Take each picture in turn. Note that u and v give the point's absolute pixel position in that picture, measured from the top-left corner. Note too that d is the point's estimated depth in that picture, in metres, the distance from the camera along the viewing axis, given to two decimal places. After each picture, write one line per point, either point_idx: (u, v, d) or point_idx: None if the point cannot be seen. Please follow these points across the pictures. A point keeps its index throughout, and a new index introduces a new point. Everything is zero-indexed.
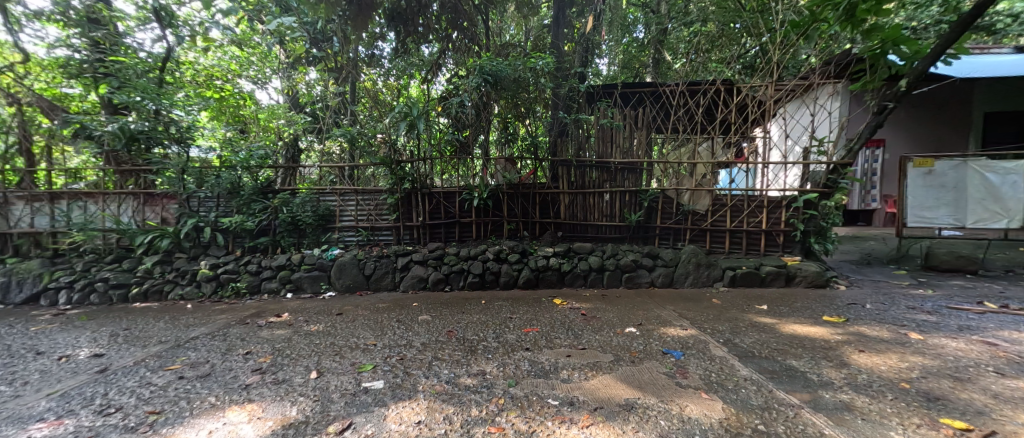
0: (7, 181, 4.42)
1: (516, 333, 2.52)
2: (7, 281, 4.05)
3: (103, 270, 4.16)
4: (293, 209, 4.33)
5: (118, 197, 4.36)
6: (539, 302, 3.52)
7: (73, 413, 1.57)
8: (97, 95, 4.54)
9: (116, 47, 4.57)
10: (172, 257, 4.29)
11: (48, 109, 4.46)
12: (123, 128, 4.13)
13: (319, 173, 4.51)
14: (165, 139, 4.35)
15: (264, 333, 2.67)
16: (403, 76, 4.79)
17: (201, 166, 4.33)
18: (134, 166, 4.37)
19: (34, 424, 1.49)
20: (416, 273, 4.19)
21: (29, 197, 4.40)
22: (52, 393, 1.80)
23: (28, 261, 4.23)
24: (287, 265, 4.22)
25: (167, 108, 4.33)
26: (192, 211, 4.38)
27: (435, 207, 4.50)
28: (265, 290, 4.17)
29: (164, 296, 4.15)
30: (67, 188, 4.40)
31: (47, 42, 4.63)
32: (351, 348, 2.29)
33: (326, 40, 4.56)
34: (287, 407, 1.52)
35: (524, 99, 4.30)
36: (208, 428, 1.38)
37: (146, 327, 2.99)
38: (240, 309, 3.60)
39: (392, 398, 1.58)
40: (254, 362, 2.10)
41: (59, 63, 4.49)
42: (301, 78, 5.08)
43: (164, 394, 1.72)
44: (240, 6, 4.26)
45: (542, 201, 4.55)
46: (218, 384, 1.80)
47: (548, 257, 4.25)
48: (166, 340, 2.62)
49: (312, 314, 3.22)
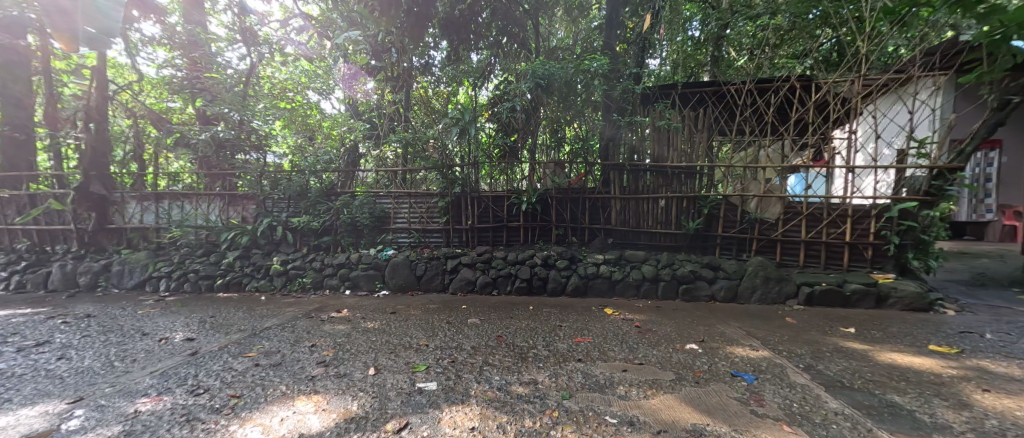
0: (123, 183, 5.13)
1: (567, 343, 2.45)
2: (122, 269, 4.72)
3: (195, 262, 4.71)
4: (352, 211, 4.62)
5: (208, 197, 4.89)
6: (588, 311, 3.41)
7: (171, 391, 1.77)
8: (193, 108, 5.15)
9: (210, 66, 5.22)
10: (249, 253, 4.75)
11: (156, 121, 5.28)
12: (213, 137, 4.73)
13: (375, 177, 4.72)
14: (246, 146, 4.95)
15: (327, 328, 2.85)
16: (452, 83, 4.93)
17: (275, 171, 4.76)
18: (222, 171, 4.89)
19: (141, 398, 1.70)
20: (464, 276, 4.28)
21: (140, 197, 5.05)
22: (155, 371, 2.05)
23: (137, 252, 4.90)
24: (346, 264, 4.50)
25: (249, 118, 5.01)
26: (267, 211, 4.81)
27: (483, 210, 4.57)
28: (326, 286, 4.48)
29: (242, 287, 4.61)
30: (167, 190, 5.01)
31: (157, 63, 5.39)
32: (405, 347, 2.36)
33: (385, 52, 4.81)
34: (349, 401, 1.59)
35: (572, 101, 4.20)
36: (281, 416, 1.48)
37: (228, 316, 3.32)
38: (305, 303, 3.87)
39: (446, 401, 1.59)
40: (319, 355, 2.24)
41: (164, 81, 5.17)
42: (361, 89, 5.38)
43: (243, 379, 1.88)
44: None
45: (592, 206, 4.45)
46: (289, 374, 1.94)
47: (597, 265, 4.14)
48: (244, 328, 2.89)
49: (368, 312, 3.39)
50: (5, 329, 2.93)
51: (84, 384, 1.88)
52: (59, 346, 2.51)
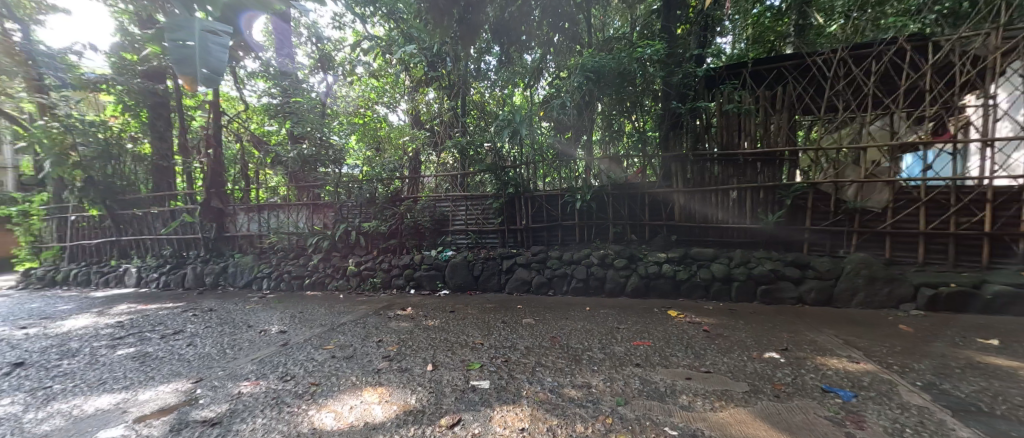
0: (236, 197, 6.03)
1: (624, 346, 2.33)
2: (236, 270, 5.62)
3: (289, 264, 5.42)
4: (415, 215, 4.94)
5: (296, 208, 5.55)
6: (650, 313, 3.22)
7: (266, 376, 2.05)
8: (285, 130, 5.90)
9: (297, 92, 5.96)
10: (331, 255, 5.32)
11: (257, 143, 6.15)
12: (301, 154, 5.51)
13: (436, 182, 4.95)
14: (327, 161, 5.59)
15: (393, 325, 3.07)
16: (507, 87, 4.96)
17: (349, 181, 5.26)
18: (307, 183, 5.53)
19: (244, 381, 1.99)
20: (520, 276, 4.36)
21: (248, 209, 5.87)
22: (255, 358, 2.39)
23: (246, 256, 5.77)
24: (410, 264, 4.82)
25: (329, 134, 5.75)
26: (343, 218, 5.34)
27: (537, 210, 4.57)
28: (394, 286, 4.84)
29: (325, 286, 5.18)
30: (265, 202, 5.80)
31: (257, 94, 6.33)
32: (461, 345, 2.44)
33: (440, 62, 5.13)
34: (408, 394, 1.69)
35: (633, 92, 3.96)
36: (350, 404, 1.62)
37: (313, 312, 3.75)
38: (376, 301, 4.21)
39: (497, 400, 1.61)
40: (384, 349, 2.42)
41: (263, 108, 6.04)
42: (421, 99, 5.69)
43: (321, 369, 2.10)
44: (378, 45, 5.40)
45: (652, 202, 4.18)
46: (359, 366, 2.12)
47: (658, 264, 3.90)
48: (325, 323, 3.24)
49: (430, 310, 3.58)
50: (155, 319, 3.65)
51: (205, 367, 2.26)
52: (189, 335, 3.06)
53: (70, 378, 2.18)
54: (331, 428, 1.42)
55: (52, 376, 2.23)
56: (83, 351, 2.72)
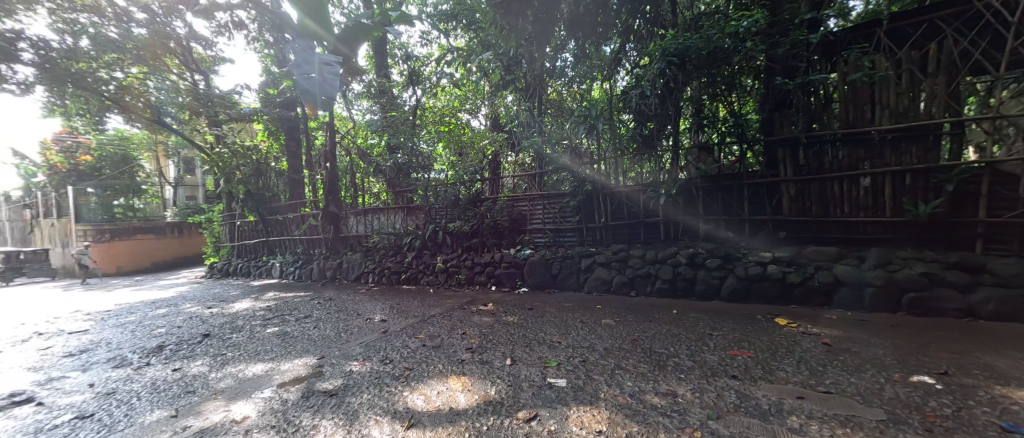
0: (347, 202, 7.04)
1: (718, 355, 2.10)
2: (349, 266, 6.57)
3: (389, 260, 6.13)
4: (495, 215, 5.15)
5: (394, 211, 6.24)
6: (751, 319, 2.85)
7: (370, 358, 2.35)
8: (382, 142, 6.61)
9: (392, 107, 6.70)
10: (422, 253, 5.86)
11: (362, 155, 7.05)
12: (396, 163, 6.09)
13: (514, 182, 5.09)
14: (419, 168, 6.15)
15: (476, 319, 3.25)
16: (585, 81, 4.94)
17: (436, 185, 5.72)
18: (401, 189, 6.16)
19: (354, 361, 2.32)
20: (600, 275, 4.28)
21: (357, 213, 6.79)
22: (363, 342, 2.76)
23: (355, 254, 6.69)
24: (492, 262, 5.05)
25: (418, 144, 6.31)
26: (431, 219, 5.82)
27: (617, 207, 4.38)
28: (477, 282, 5.14)
29: (418, 281, 5.75)
30: (370, 206, 6.64)
31: (362, 112, 7.31)
32: (539, 342, 2.47)
33: (516, 65, 5.16)
34: (488, 386, 1.78)
35: (728, 73, 3.54)
36: (437, 390, 1.77)
37: (408, 304, 4.18)
38: (461, 296, 4.51)
39: (574, 399, 1.60)
40: (467, 342, 2.58)
41: (367, 124, 6.94)
42: (500, 103, 5.82)
43: (414, 356, 2.34)
44: (460, 55, 5.81)
45: (753, 194, 3.68)
46: (445, 355, 2.30)
47: (763, 265, 3.43)
48: (418, 315, 3.58)
49: (509, 306, 3.70)
50: (292, 305, 4.47)
51: (326, 347, 2.69)
52: (315, 319, 3.67)
53: (237, 348, 2.80)
54: (421, 409, 1.57)
55: (226, 346, 2.88)
56: (245, 328, 3.46)
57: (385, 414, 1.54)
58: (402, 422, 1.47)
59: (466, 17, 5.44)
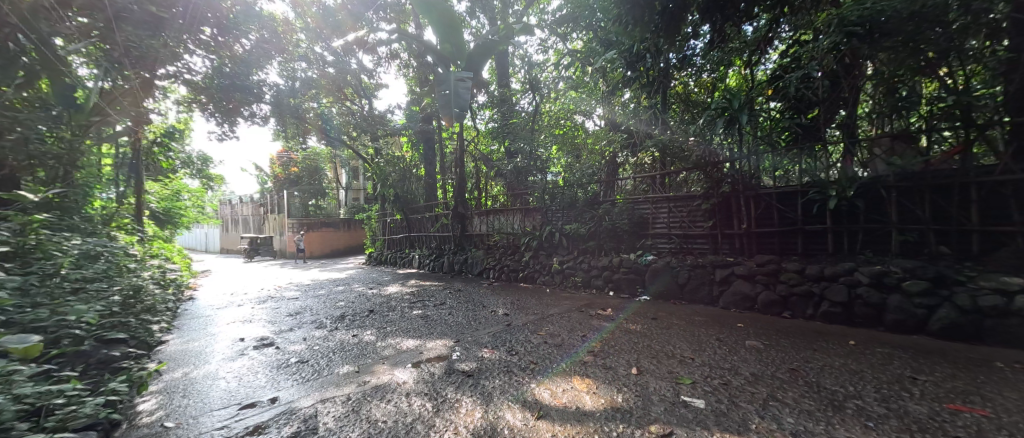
0: (472, 204, 7.80)
1: (927, 407, 1.60)
2: (473, 261, 7.26)
3: (508, 258, 6.57)
4: (613, 218, 4.99)
5: (512, 212, 6.64)
6: (985, 367, 2.08)
7: (498, 347, 2.56)
8: (504, 147, 7.15)
9: (511, 114, 7.13)
10: (538, 253, 6.09)
11: (485, 160, 7.71)
12: (516, 167, 6.47)
13: (634, 184, 4.87)
14: (535, 170, 6.35)
15: (595, 322, 3.22)
16: (717, 69, 4.48)
17: (553, 187, 5.86)
18: (519, 191, 6.51)
19: (484, 348, 2.57)
20: (739, 289, 3.76)
21: (480, 214, 7.47)
22: (491, 332, 3.03)
23: (478, 251, 7.36)
24: (609, 266, 4.94)
25: (535, 148, 6.54)
26: (548, 220, 5.98)
27: (765, 211, 3.77)
28: (594, 286, 5.09)
29: (535, 280, 5.99)
30: (491, 207, 7.21)
31: (485, 121, 7.96)
32: (668, 355, 2.30)
33: (639, 60, 4.57)
34: (614, 392, 1.75)
35: (939, 36, 2.63)
36: (561, 387, 1.82)
37: (527, 301, 4.39)
38: (578, 298, 4.52)
39: (716, 424, 1.44)
40: (589, 344, 2.57)
41: (489, 132, 7.55)
42: (617, 101, 5.65)
43: (538, 351, 2.45)
44: (579, 58, 5.81)
45: (987, 195, 2.66)
46: (567, 355, 2.34)
47: (1006, 295, 2.46)
48: (537, 312, 3.73)
49: (630, 313, 3.54)
50: (430, 292, 5.18)
51: (460, 332, 3.05)
52: (448, 306, 4.17)
53: (393, 324, 3.39)
54: (549, 403, 1.64)
55: (385, 321, 3.53)
56: (397, 308, 4.16)
57: (516, 401, 1.67)
58: (533, 412, 1.56)
59: (584, 19, 5.44)
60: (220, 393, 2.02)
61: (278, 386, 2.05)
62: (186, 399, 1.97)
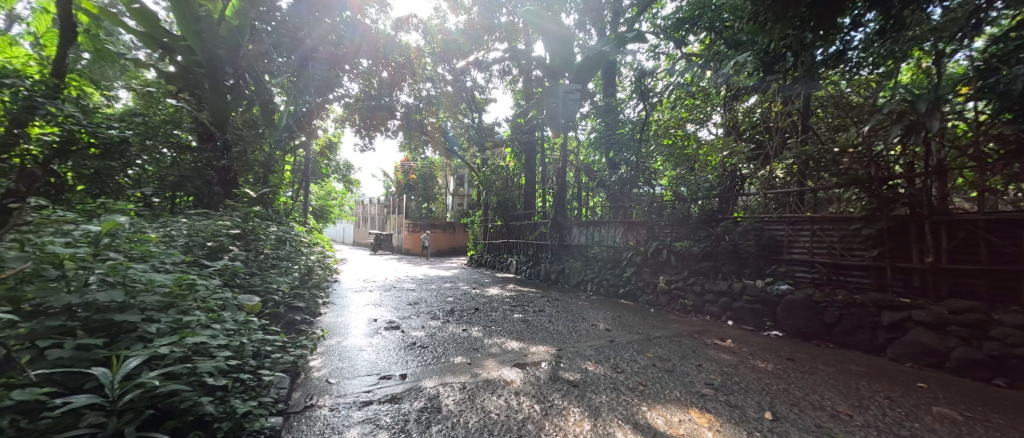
0: (571, 214, 7.83)
1: None
2: (570, 272, 7.22)
3: (607, 272, 6.36)
4: (735, 238, 4.46)
5: (613, 224, 6.52)
6: None
7: (602, 362, 2.51)
8: (607, 158, 7.00)
9: (619, 124, 6.87)
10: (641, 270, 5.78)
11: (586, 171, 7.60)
12: (620, 177, 6.24)
13: (761, 201, 4.38)
14: (641, 182, 6.11)
15: (713, 352, 2.91)
16: (885, 62, 3.53)
17: (661, 201, 5.50)
18: (624, 203, 6.29)
19: (587, 361, 2.54)
20: (918, 339, 2.97)
21: (579, 225, 7.48)
22: (593, 345, 2.98)
23: (576, 262, 7.31)
24: (728, 292, 4.44)
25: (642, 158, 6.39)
26: (654, 236, 5.64)
27: (964, 244, 2.92)
28: (708, 312, 4.62)
29: (636, 298, 5.69)
30: (591, 219, 7.14)
31: (588, 131, 7.90)
32: (814, 406, 1.94)
33: (778, 60, 3.89)
34: (742, 434, 1.56)
35: None
36: (677, 417, 1.70)
37: (630, 318, 4.20)
38: (688, 323, 4.13)
39: None
40: (707, 376, 2.33)
41: (592, 142, 7.44)
42: (740, 107, 5.16)
43: (647, 373, 2.33)
44: (696, 64, 5.29)
45: None
46: (681, 383, 2.17)
47: None
48: (642, 332, 3.53)
49: (757, 349, 3.10)
50: (529, 298, 5.32)
51: (562, 341, 3.07)
52: (548, 314, 4.24)
53: (497, 324, 3.60)
54: (664, 431, 1.55)
55: (490, 320, 3.77)
56: (500, 309, 4.41)
57: (627, 422, 1.61)
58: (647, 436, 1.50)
59: (706, 20, 5.14)
60: (364, 362, 2.43)
61: (406, 365, 2.37)
62: (341, 362, 2.43)
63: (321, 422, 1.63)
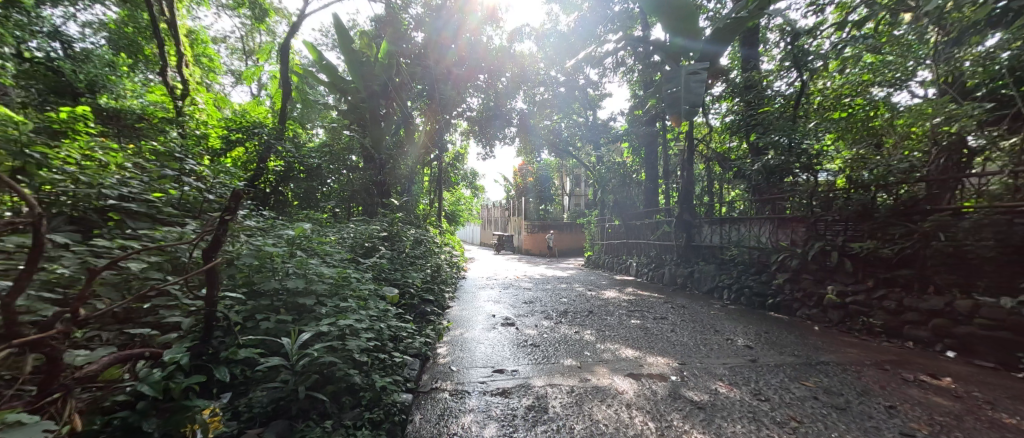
0: (702, 212, 6.91)
1: None
2: (701, 277, 6.35)
3: (750, 279, 5.36)
4: (958, 237, 3.18)
5: (759, 221, 5.49)
6: None
7: (738, 386, 2.12)
8: (748, 143, 5.89)
9: (762, 102, 5.66)
10: (799, 277, 4.68)
11: (720, 160, 6.56)
12: (765, 165, 5.20)
13: (1010, 182, 3.01)
14: (797, 168, 4.94)
15: (915, 393, 2.14)
16: None
17: (828, 190, 4.33)
18: (773, 196, 5.22)
19: (719, 381, 2.19)
20: None
21: (713, 223, 6.55)
22: (726, 363, 2.55)
23: (709, 265, 6.39)
24: (948, 312, 3.23)
25: (799, 141, 4.97)
26: (818, 235, 4.51)
27: None
28: (909, 337, 3.44)
29: (793, 312, 4.63)
30: (728, 215, 6.18)
31: (721, 114, 6.80)
32: None
33: None
34: None
35: None
36: None
37: (782, 336, 3.44)
38: (874, 349, 3.14)
39: None
40: (903, 424, 1.73)
41: (727, 126, 6.31)
42: (964, 54, 3.64)
43: (803, 406, 1.87)
44: (880, 8, 3.97)
45: None
46: (858, 427, 1.66)
47: None
48: (799, 354, 2.85)
49: (1001, 396, 2.14)
50: (649, 303, 4.91)
51: (687, 354, 2.71)
52: (671, 322, 3.81)
53: (612, 329, 3.42)
54: None
55: (604, 324, 3.61)
56: (616, 313, 4.18)
57: None
58: None
59: None
60: (481, 355, 2.62)
61: (518, 361, 2.47)
62: (462, 352, 2.68)
63: (442, 405, 1.83)
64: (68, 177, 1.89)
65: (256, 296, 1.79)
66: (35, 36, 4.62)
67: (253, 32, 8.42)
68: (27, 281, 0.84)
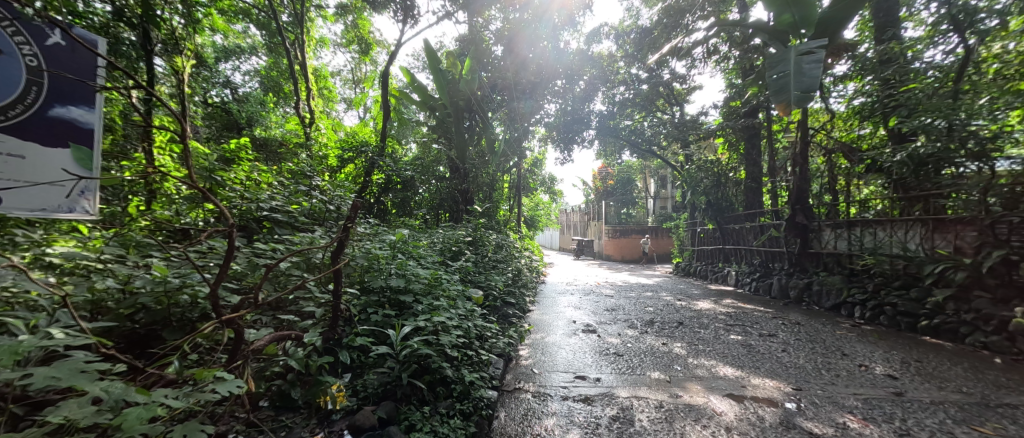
0: (820, 213, 5.86)
1: None
2: (822, 290, 5.37)
3: (892, 294, 4.36)
4: None
5: (906, 223, 4.47)
6: None
7: (876, 421, 1.76)
8: (887, 128, 4.86)
9: (906, 77, 4.54)
10: (970, 294, 3.66)
11: (847, 151, 5.49)
12: (912, 155, 4.20)
13: None
14: (960, 157, 3.89)
15: None
16: None
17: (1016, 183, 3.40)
18: (924, 191, 4.21)
19: (847, 414, 1.85)
20: None
21: (837, 226, 5.54)
22: (858, 394, 2.13)
23: (833, 276, 5.38)
24: None
25: (965, 121, 3.85)
26: (998, 241, 3.52)
27: None
28: None
29: (960, 338, 3.63)
30: (859, 217, 5.16)
31: (846, 97, 5.70)
32: None
33: None
34: None
35: None
36: None
37: (941, 367, 2.74)
38: None
39: None
40: None
41: (857, 110, 5.24)
42: None
43: None
44: None
45: None
46: None
47: None
48: (970, 392, 2.23)
49: None
50: (752, 317, 4.32)
51: (803, 379, 2.34)
52: (782, 341, 3.31)
53: (707, 343, 3.11)
54: None
55: (697, 337, 3.30)
56: (711, 327, 3.78)
57: None
58: None
59: None
60: (562, 360, 2.62)
61: (601, 369, 2.40)
62: (544, 356, 2.71)
63: (526, 405, 1.88)
64: (238, 194, 2.44)
65: (367, 293, 2.08)
66: (214, 86, 6.08)
67: (360, 63, 9.78)
68: (224, 277, 1.13)
